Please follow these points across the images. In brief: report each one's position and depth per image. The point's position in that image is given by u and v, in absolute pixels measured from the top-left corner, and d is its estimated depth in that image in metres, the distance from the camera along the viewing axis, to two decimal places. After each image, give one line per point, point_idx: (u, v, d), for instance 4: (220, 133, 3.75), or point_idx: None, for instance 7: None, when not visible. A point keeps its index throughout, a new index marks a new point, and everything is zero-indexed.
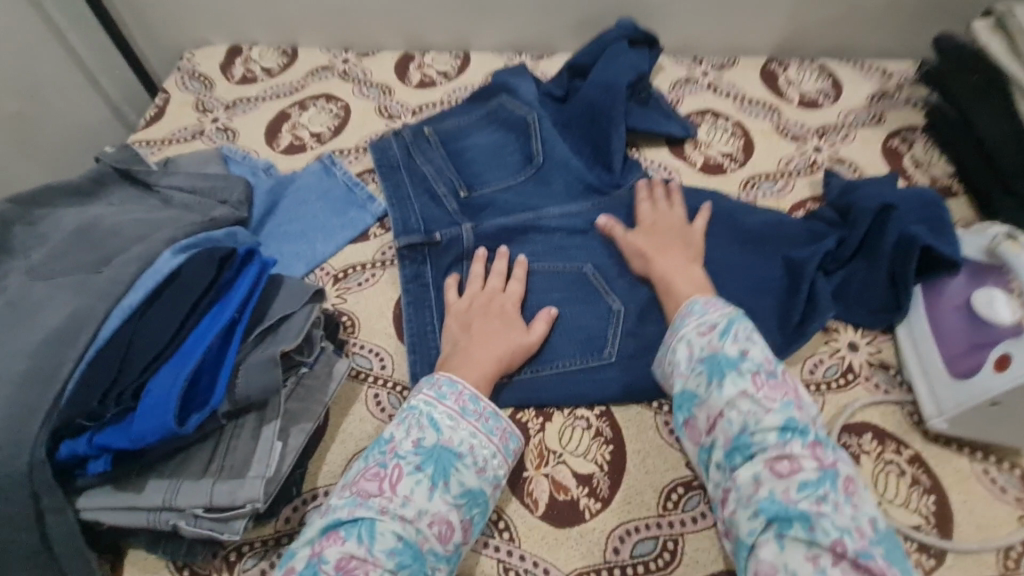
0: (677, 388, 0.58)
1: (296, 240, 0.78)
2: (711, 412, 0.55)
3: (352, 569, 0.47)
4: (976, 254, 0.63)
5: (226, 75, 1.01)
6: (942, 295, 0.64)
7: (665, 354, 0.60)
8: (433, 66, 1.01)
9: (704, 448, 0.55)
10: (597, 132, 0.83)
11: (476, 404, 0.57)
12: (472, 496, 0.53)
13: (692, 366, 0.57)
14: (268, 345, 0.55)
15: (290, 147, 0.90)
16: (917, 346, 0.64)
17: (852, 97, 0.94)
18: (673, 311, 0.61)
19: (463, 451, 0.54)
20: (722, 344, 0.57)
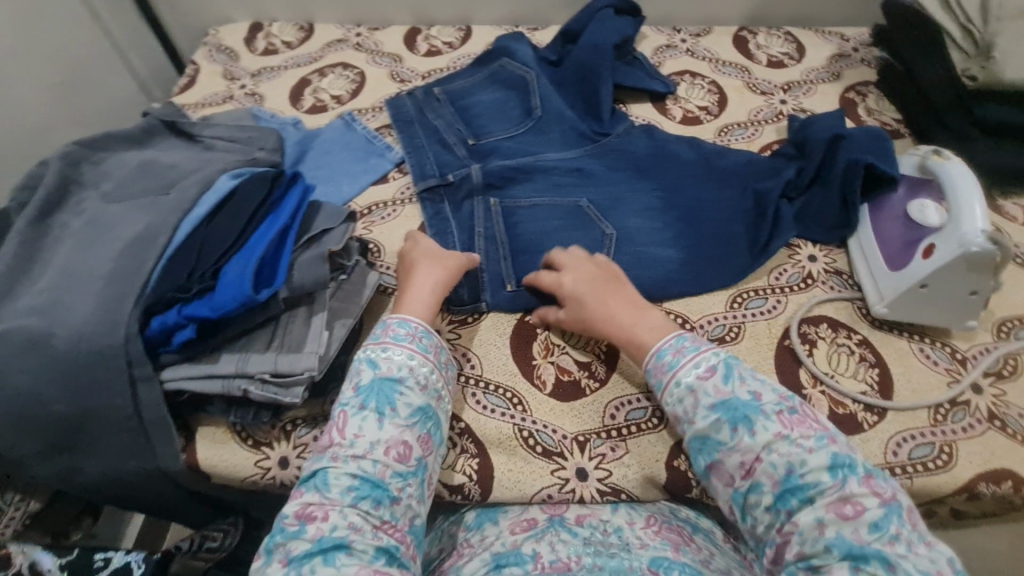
0: (695, 435, 0.56)
1: (325, 183, 0.87)
2: (747, 456, 0.53)
3: (314, 514, 0.51)
4: (912, 172, 0.74)
5: (249, 48, 1.11)
6: (885, 209, 0.75)
7: (672, 399, 0.58)
8: (439, 37, 1.12)
9: (739, 492, 0.54)
10: (588, 88, 0.93)
11: (405, 330, 0.62)
12: (422, 413, 0.58)
13: (709, 414, 0.55)
14: (316, 247, 0.64)
15: (312, 108, 1.00)
16: (865, 253, 0.75)
17: (813, 58, 1.06)
18: (661, 357, 0.60)
19: (402, 377, 0.58)
20: (729, 388, 0.56)
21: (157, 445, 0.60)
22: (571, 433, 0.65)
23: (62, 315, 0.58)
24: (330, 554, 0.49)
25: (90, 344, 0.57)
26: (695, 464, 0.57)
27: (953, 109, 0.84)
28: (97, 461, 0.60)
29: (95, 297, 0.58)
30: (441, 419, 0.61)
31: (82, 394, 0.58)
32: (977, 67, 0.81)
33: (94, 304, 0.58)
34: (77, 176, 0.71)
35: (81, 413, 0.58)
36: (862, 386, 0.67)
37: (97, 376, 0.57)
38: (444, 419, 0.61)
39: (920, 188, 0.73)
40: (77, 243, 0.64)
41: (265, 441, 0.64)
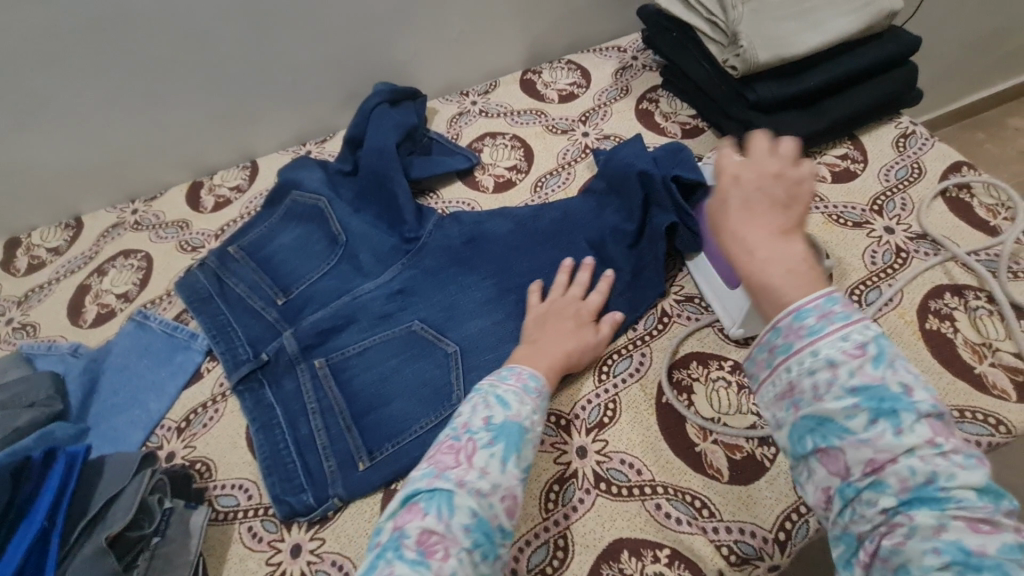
0: (816, 412, 0.42)
1: (127, 408, 0.75)
2: (877, 451, 0.40)
3: (433, 547, 0.46)
4: (712, 179, 0.76)
5: (10, 270, 0.96)
6: (704, 223, 0.75)
7: (798, 370, 0.43)
8: (224, 184, 1.02)
9: (852, 487, 0.40)
10: (385, 193, 0.87)
11: (536, 384, 0.59)
12: (526, 472, 0.53)
13: (846, 396, 0.41)
14: (97, 536, 0.53)
15: (98, 318, 0.87)
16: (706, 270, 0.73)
17: (600, 80, 1.06)
18: (804, 317, 0.44)
19: (529, 424, 0.55)
20: (880, 372, 0.41)
21: None
22: None
23: None
24: None
25: None
26: (799, 444, 0.42)
27: (731, 100, 0.84)
28: None
29: None
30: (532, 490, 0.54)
31: None
32: (733, 57, 0.80)
33: None
34: None
35: None
36: (750, 418, 0.63)
37: None
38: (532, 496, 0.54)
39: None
40: None
41: None
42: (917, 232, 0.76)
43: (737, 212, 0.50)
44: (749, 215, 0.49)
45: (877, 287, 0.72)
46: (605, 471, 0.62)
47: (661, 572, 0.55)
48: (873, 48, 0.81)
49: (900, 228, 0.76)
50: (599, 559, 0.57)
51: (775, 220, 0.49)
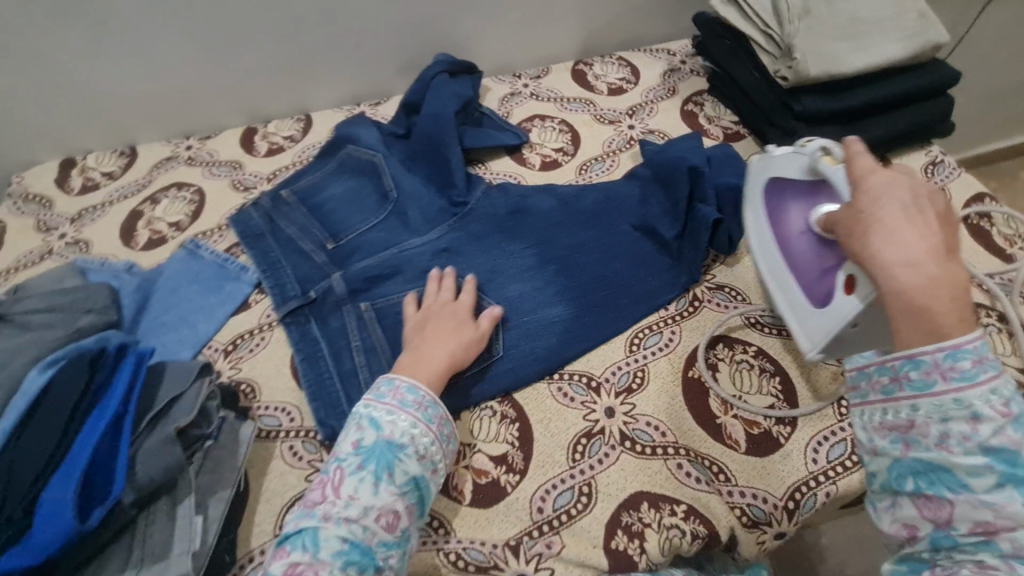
0: (935, 460, 0.43)
1: (176, 327, 0.78)
2: (988, 513, 0.41)
3: (301, 574, 0.51)
4: (800, 171, 0.64)
5: (64, 189, 0.99)
6: (783, 223, 0.66)
7: (930, 414, 0.44)
8: (279, 132, 1.06)
9: (947, 535, 0.43)
10: (439, 157, 0.91)
11: (435, 410, 0.62)
12: (415, 483, 0.58)
13: (977, 456, 0.42)
14: (163, 427, 0.55)
15: (150, 242, 0.90)
16: (780, 276, 0.67)
17: (648, 78, 1.11)
18: (959, 359, 0.43)
19: (403, 442, 0.58)
20: (1022, 437, 0.42)
21: None
22: (502, 541, 0.60)
23: None
24: None
25: None
26: (901, 482, 0.45)
27: (778, 109, 0.88)
28: None
29: None
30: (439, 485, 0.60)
31: None
32: (785, 68, 0.85)
33: None
34: None
35: None
36: (768, 399, 0.68)
37: None
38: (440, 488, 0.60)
39: (807, 191, 0.64)
40: None
41: None
42: None
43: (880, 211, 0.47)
44: (883, 229, 0.46)
45: None
46: (630, 431, 0.66)
47: (677, 524, 0.60)
48: (914, 76, 0.86)
49: None
50: (620, 507, 0.61)
51: (917, 234, 0.45)
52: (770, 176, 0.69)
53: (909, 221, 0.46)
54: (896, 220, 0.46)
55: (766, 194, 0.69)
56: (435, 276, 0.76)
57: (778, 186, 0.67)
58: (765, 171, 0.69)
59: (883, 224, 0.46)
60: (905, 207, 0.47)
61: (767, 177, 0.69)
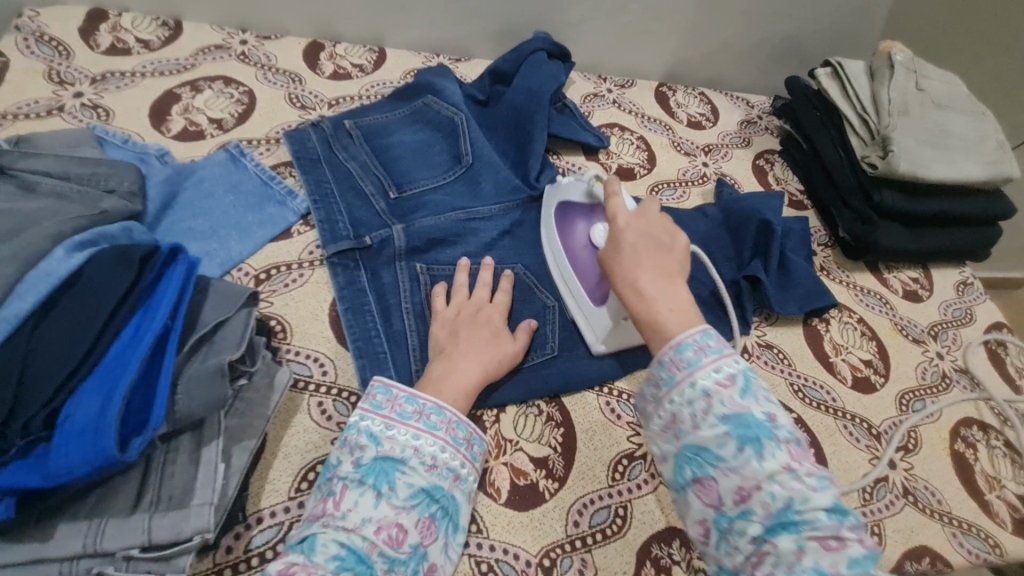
0: (690, 443, 0.48)
1: (206, 237, 0.69)
2: (745, 476, 0.45)
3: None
4: (579, 197, 0.75)
5: (88, 43, 0.85)
6: (570, 238, 0.73)
7: (680, 403, 0.49)
8: (347, 57, 0.97)
9: (725, 516, 0.45)
10: (523, 136, 0.87)
11: (441, 416, 0.54)
12: (426, 494, 0.50)
13: (718, 428, 0.47)
14: (207, 355, 0.48)
15: (184, 133, 0.79)
16: (568, 285, 0.71)
17: (726, 121, 1.10)
18: (682, 351, 0.50)
19: (406, 456, 0.51)
20: (745, 403, 0.48)
21: None
22: (535, 555, 0.56)
23: None
24: None
25: None
26: (679, 473, 0.48)
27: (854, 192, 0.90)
28: None
29: None
30: (458, 502, 0.52)
31: None
32: (876, 156, 0.86)
33: None
34: None
35: None
36: None
37: None
38: (463, 506, 0.53)
39: (582, 207, 0.75)
40: None
41: None
42: (960, 366, 0.85)
43: (630, 257, 0.59)
44: (638, 258, 0.58)
45: (923, 398, 0.79)
46: None
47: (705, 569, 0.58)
48: (977, 201, 0.91)
49: (948, 357, 0.86)
50: (653, 539, 0.59)
51: (665, 264, 0.58)
52: (558, 201, 0.77)
53: (667, 255, 0.59)
54: (651, 253, 0.59)
55: (555, 215, 0.76)
56: (467, 266, 0.69)
57: (568, 207, 0.76)
58: (555, 197, 0.77)
59: (627, 254, 0.59)
60: (659, 240, 0.60)
61: (557, 203, 0.77)
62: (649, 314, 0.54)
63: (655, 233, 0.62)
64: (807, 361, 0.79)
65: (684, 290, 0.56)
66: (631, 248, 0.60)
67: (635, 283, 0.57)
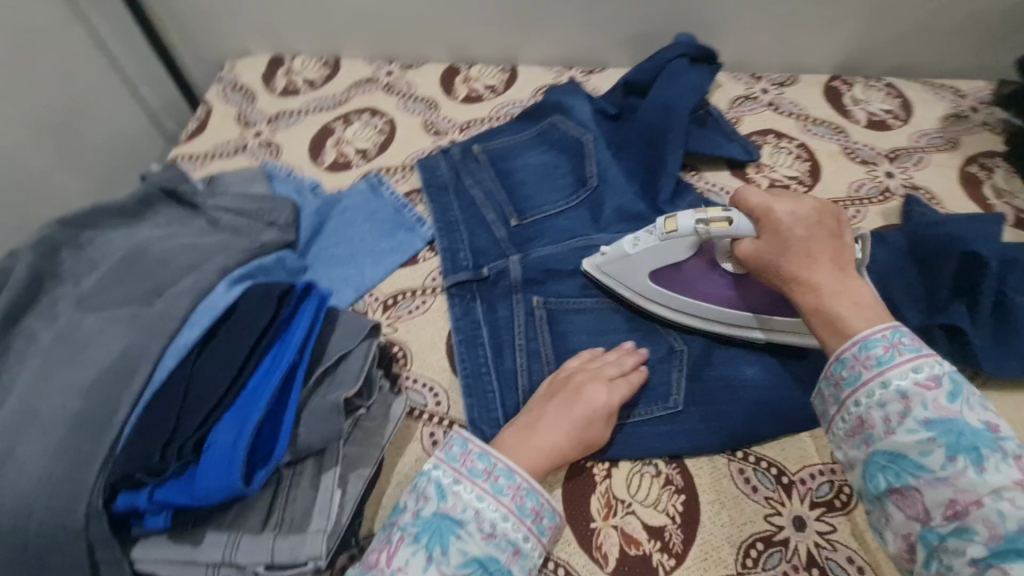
0: (885, 450, 0.42)
1: (345, 263, 0.75)
2: (958, 491, 0.38)
3: None
4: (684, 255, 0.62)
5: (267, 87, 0.99)
6: (689, 287, 0.64)
7: (867, 404, 0.44)
8: (480, 79, 0.98)
9: (934, 532, 0.39)
10: (655, 153, 0.79)
11: (510, 480, 0.51)
12: (478, 564, 0.47)
13: (921, 431, 0.41)
14: (328, 389, 0.51)
15: (335, 164, 0.87)
16: (713, 321, 0.65)
17: (923, 118, 0.89)
18: (869, 347, 0.45)
19: (465, 518, 0.49)
20: (956, 408, 0.41)
21: None
22: None
23: (11, 476, 0.46)
24: None
25: (42, 525, 0.44)
26: (872, 483, 0.42)
27: None
28: None
29: (53, 452, 0.46)
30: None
31: None
32: None
33: (52, 461, 0.46)
34: (54, 268, 0.60)
35: None
36: None
37: (49, 561, 0.45)
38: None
39: (696, 265, 0.64)
40: (43, 369, 0.52)
41: None
42: None
43: (799, 252, 0.52)
44: (806, 254, 0.51)
45: None
46: (822, 559, 0.54)
47: None
48: None
49: None
50: None
51: (839, 256, 0.51)
52: (649, 273, 0.64)
53: (832, 241, 0.52)
54: (820, 244, 0.52)
55: (658, 287, 0.65)
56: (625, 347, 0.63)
57: (667, 272, 0.64)
58: (639, 271, 0.64)
59: (796, 256, 0.52)
60: (823, 229, 0.53)
61: (648, 272, 0.64)
62: (829, 309, 0.48)
63: (821, 222, 0.53)
64: None
65: (862, 282, 0.50)
66: (804, 245, 0.52)
67: (808, 280, 0.51)
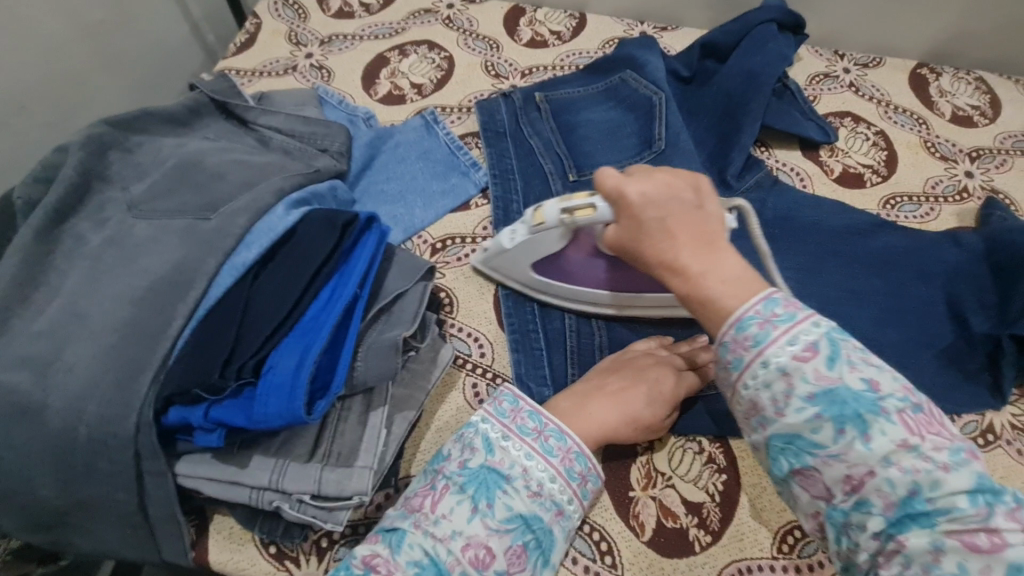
0: (780, 432, 0.38)
1: (394, 201, 0.72)
2: (854, 467, 0.35)
3: (377, 568, 0.42)
4: (559, 244, 0.58)
5: (321, 6, 0.93)
6: (584, 274, 0.61)
7: (754, 388, 0.38)
8: (546, 23, 0.92)
9: (838, 509, 0.36)
10: (728, 124, 0.75)
11: (560, 442, 0.49)
12: (523, 521, 0.45)
13: (809, 411, 0.36)
14: (384, 327, 0.50)
15: (388, 97, 0.83)
16: (637, 305, 0.63)
17: (1012, 119, 0.84)
18: (744, 329, 0.39)
19: (513, 474, 0.46)
20: (835, 373, 0.37)
21: (162, 540, 0.48)
22: None
23: (61, 377, 0.45)
24: None
25: (92, 429, 0.43)
26: (776, 466, 0.38)
27: None
28: (89, 541, 0.48)
29: (105, 358, 0.45)
30: (555, 538, 0.47)
31: (75, 482, 0.45)
32: None
33: (104, 367, 0.45)
34: (102, 168, 0.57)
35: (74, 500, 0.45)
36: None
37: (96, 465, 0.44)
38: (559, 543, 0.47)
39: (576, 253, 0.59)
40: (93, 271, 0.50)
41: (291, 554, 0.50)
42: None
43: (658, 236, 0.45)
44: (667, 234, 0.45)
45: None
46: None
47: None
48: None
49: None
50: None
51: (703, 231, 0.44)
52: (530, 265, 0.62)
53: (692, 213, 0.45)
54: (681, 219, 0.45)
55: (553, 277, 0.62)
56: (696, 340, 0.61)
57: (549, 261, 0.61)
58: (525, 263, 0.61)
59: (658, 237, 0.45)
60: (680, 202, 0.46)
61: (528, 264, 0.62)
62: (701, 292, 0.42)
63: (676, 193, 0.46)
64: None
65: (732, 254, 0.43)
66: (658, 224, 0.45)
67: (675, 263, 0.44)
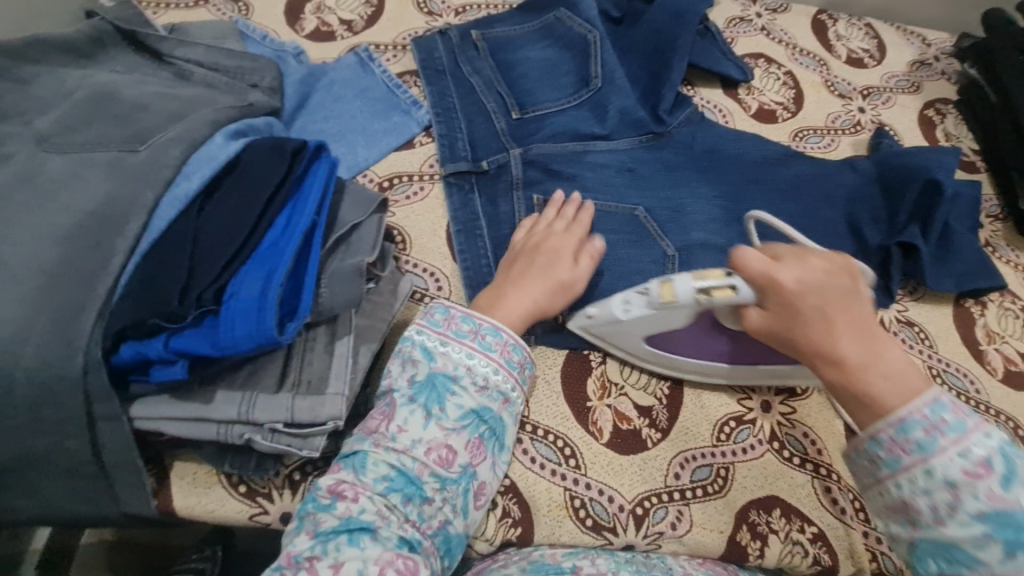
0: (931, 540, 0.41)
1: (334, 140, 0.70)
2: None
3: (344, 493, 0.44)
4: (682, 321, 0.55)
5: None
6: (684, 345, 0.59)
7: (909, 489, 0.42)
8: None
9: None
10: (658, 62, 0.79)
11: (497, 338, 0.51)
12: (475, 416, 0.49)
13: (974, 525, 0.39)
14: (344, 256, 0.49)
15: (316, 33, 0.79)
16: (715, 374, 0.61)
17: (894, 61, 0.94)
18: (908, 430, 0.42)
19: (460, 374, 0.50)
20: (1012, 495, 0.39)
21: (121, 490, 0.45)
22: (628, 503, 0.56)
23: None
24: (356, 536, 0.42)
25: (32, 376, 0.40)
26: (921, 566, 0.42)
27: None
28: (33, 502, 0.45)
29: (35, 302, 0.41)
30: (506, 423, 0.51)
31: (17, 434, 0.42)
32: None
33: (34, 312, 0.41)
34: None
35: (16, 456, 0.42)
36: None
37: (41, 413, 0.41)
38: (510, 426, 0.52)
39: (693, 328, 0.57)
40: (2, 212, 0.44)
41: (262, 490, 0.50)
42: None
43: (816, 321, 0.45)
44: (828, 324, 0.45)
45: None
46: (782, 434, 0.61)
47: (803, 542, 0.56)
48: None
49: None
50: (750, 503, 0.57)
51: (860, 317, 0.45)
52: (644, 336, 0.58)
53: (854, 300, 0.45)
54: (837, 306, 0.45)
55: (654, 346, 0.59)
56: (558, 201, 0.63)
57: (659, 334, 0.58)
58: (633, 335, 0.58)
59: (815, 321, 0.45)
60: (838, 286, 0.46)
61: (644, 338, 0.58)
62: (862, 385, 0.44)
63: (836, 278, 0.45)
64: (951, 344, 0.71)
65: (893, 345, 0.45)
66: (815, 308, 0.45)
67: (833, 353, 0.45)
